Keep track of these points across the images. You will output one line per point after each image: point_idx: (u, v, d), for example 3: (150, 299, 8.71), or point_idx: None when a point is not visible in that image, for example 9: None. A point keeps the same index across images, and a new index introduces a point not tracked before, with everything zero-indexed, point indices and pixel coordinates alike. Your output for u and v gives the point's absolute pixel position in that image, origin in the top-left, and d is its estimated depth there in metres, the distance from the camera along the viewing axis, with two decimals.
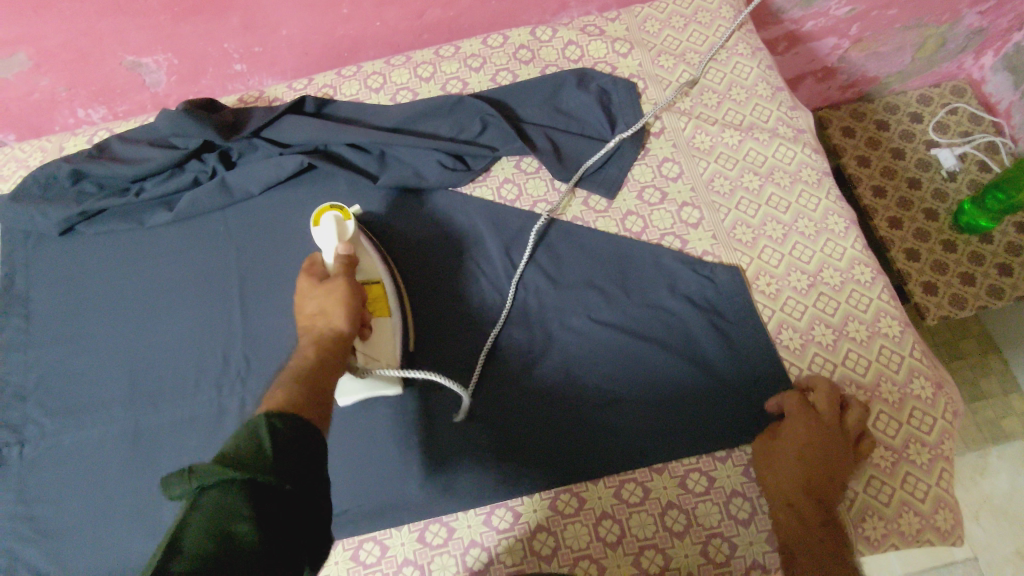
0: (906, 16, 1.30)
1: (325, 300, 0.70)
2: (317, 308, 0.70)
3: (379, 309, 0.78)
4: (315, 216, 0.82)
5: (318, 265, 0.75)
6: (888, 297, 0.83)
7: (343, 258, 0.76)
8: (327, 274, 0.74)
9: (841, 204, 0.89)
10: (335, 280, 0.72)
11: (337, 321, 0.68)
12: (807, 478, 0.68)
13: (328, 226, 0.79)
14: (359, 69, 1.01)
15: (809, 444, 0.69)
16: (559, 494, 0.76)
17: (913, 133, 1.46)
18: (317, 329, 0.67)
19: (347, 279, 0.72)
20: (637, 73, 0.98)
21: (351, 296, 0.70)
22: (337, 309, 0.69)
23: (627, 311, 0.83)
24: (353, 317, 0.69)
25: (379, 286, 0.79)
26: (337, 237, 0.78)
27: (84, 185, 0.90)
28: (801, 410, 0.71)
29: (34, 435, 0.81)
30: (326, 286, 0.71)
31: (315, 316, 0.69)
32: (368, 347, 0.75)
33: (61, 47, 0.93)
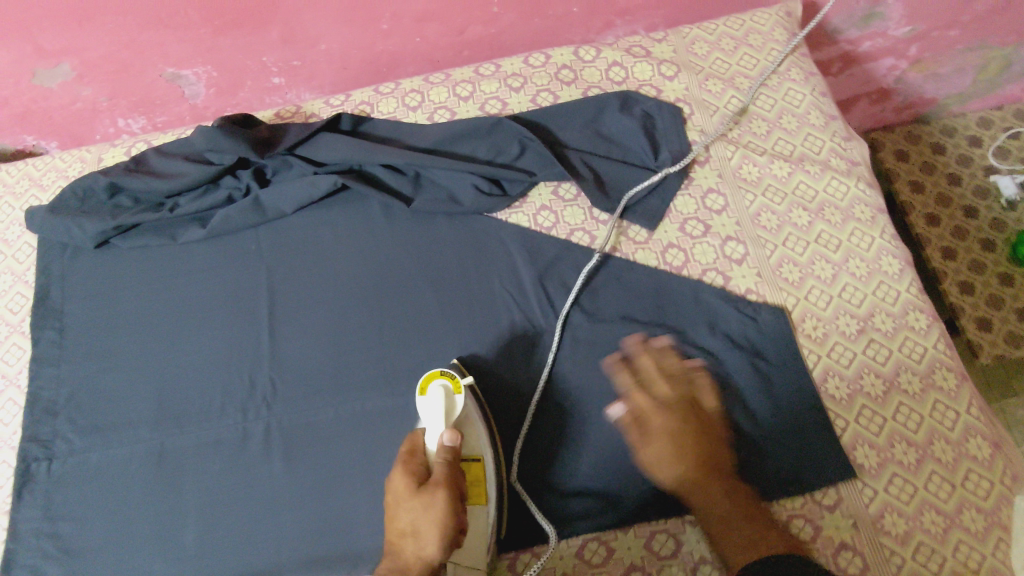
0: (969, 36, 1.24)
1: (417, 519, 0.61)
2: (410, 524, 0.62)
3: (477, 497, 0.70)
4: (423, 383, 0.75)
5: (419, 453, 0.68)
6: (943, 347, 0.78)
7: (447, 452, 0.67)
8: (427, 474, 0.65)
9: (895, 244, 0.84)
10: (434, 490, 0.62)
11: (427, 552, 0.60)
12: (691, 446, 0.66)
13: (435, 399, 0.72)
14: (397, 86, 0.99)
15: (662, 416, 0.68)
16: (587, 541, 0.73)
17: (970, 158, 1.39)
18: (407, 560, 0.61)
19: (446, 488, 0.63)
20: (684, 98, 0.95)
21: (447, 516, 0.61)
22: (432, 538, 0.60)
23: (665, 349, 0.80)
24: (444, 544, 0.60)
25: (481, 467, 0.71)
26: (443, 424, 0.70)
27: (120, 198, 0.91)
28: (660, 382, 0.72)
29: (62, 451, 0.81)
30: (424, 498, 0.62)
31: (405, 536, 0.62)
32: (462, 549, 0.68)
33: (104, 59, 0.93)
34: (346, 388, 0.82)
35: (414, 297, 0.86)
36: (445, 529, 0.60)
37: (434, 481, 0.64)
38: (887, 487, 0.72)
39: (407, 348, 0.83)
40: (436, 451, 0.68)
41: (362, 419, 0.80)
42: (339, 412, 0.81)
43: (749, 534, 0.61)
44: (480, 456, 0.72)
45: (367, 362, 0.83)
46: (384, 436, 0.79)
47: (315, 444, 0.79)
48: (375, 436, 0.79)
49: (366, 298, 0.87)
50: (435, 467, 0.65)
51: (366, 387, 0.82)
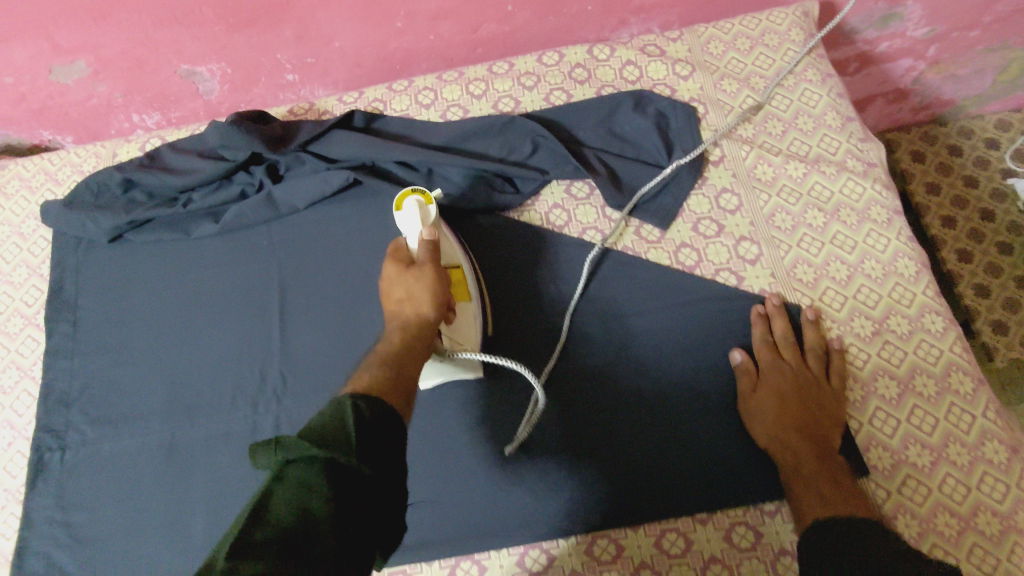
0: (990, 38, 1.22)
1: (410, 292, 0.68)
2: (405, 293, 0.69)
3: (461, 294, 0.77)
4: (398, 202, 0.77)
5: (403, 250, 0.73)
6: (960, 350, 0.77)
7: (429, 239, 0.72)
8: (413, 260, 0.72)
9: (912, 246, 0.83)
10: (422, 266, 0.70)
11: (423, 310, 0.67)
12: (788, 407, 0.73)
13: (411, 212, 0.75)
14: (410, 83, 0.99)
15: (773, 378, 0.75)
16: (596, 539, 0.73)
17: (988, 160, 1.38)
18: (404, 316, 0.67)
19: (434, 267, 0.71)
20: (698, 97, 0.94)
21: (438, 290, 0.69)
22: (425, 298, 0.68)
23: (678, 349, 0.80)
24: (439, 305, 0.68)
25: (461, 272, 0.78)
26: (422, 223, 0.74)
27: (134, 193, 0.91)
28: (788, 350, 0.78)
29: (74, 441, 0.82)
30: (415, 273, 0.70)
31: (402, 302, 0.68)
32: (453, 333, 0.75)
33: (120, 55, 0.94)
34: None
35: None
36: (436, 299, 0.68)
37: (421, 262, 0.71)
38: (900, 489, 0.71)
39: None
40: (417, 247, 0.73)
41: None
42: None
43: (818, 488, 0.67)
44: (459, 263, 0.79)
45: None
46: None
47: None
48: None
49: (378, 293, 0.86)
50: (418, 252, 0.72)
51: None
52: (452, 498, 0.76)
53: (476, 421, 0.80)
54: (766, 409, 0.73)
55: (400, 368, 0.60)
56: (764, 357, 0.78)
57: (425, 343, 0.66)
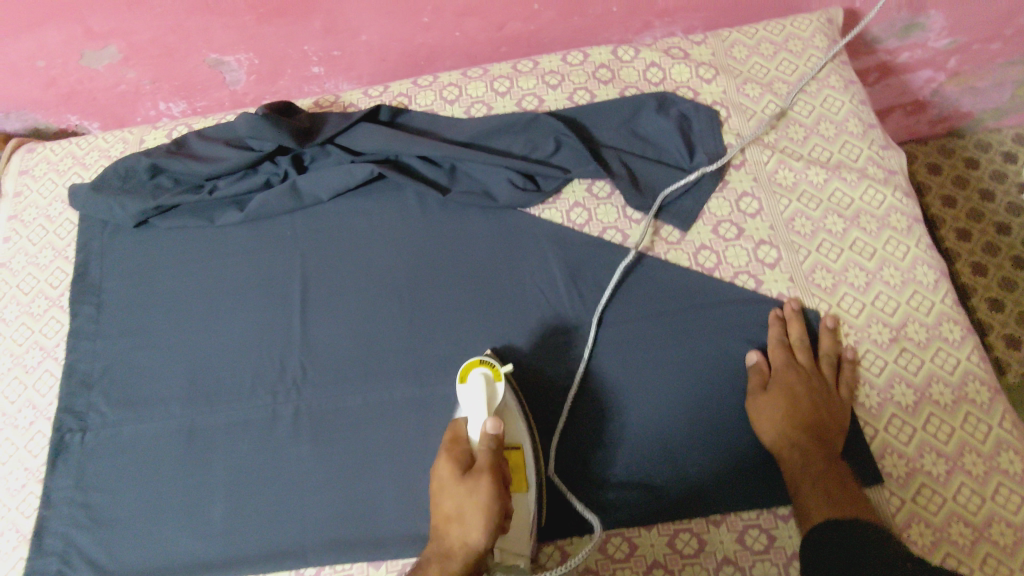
0: (1011, 50, 1.22)
1: (462, 508, 0.60)
2: (455, 511, 0.61)
3: (519, 484, 0.71)
4: (463, 373, 0.75)
5: (461, 443, 0.67)
6: (977, 359, 0.77)
7: (492, 440, 0.65)
8: (472, 463, 0.64)
9: (932, 255, 0.83)
10: (479, 479, 0.61)
11: (473, 539, 0.59)
12: (800, 407, 0.73)
13: (477, 388, 0.72)
14: (435, 79, 1.00)
15: (785, 380, 0.75)
16: (610, 536, 0.74)
17: (1005, 174, 1.39)
18: (453, 543, 0.61)
19: (493, 479, 0.61)
20: (721, 101, 0.95)
21: (494, 509, 0.60)
22: (477, 530, 0.59)
23: (697, 349, 0.81)
24: (490, 535, 0.60)
25: (521, 455, 0.72)
26: (484, 409, 0.70)
27: (160, 179, 0.92)
28: (803, 353, 0.78)
29: (95, 423, 0.83)
30: (468, 487, 0.61)
31: (451, 521, 0.61)
32: (507, 538, 0.69)
33: (150, 43, 0.95)
34: (374, 375, 0.83)
35: (446, 289, 0.87)
36: (490, 515, 0.59)
37: (479, 468, 0.62)
38: (915, 496, 0.72)
39: (439, 339, 0.84)
40: (479, 441, 0.67)
41: (390, 406, 0.81)
42: (368, 398, 0.82)
43: (825, 486, 0.67)
44: (521, 445, 0.73)
45: (397, 350, 0.84)
46: (412, 423, 0.80)
47: (344, 429, 0.80)
48: (404, 422, 0.80)
49: (399, 286, 0.87)
50: (479, 453, 0.64)
51: (395, 374, 0.83)
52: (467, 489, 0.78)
53: None
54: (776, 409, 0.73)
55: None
56: (779, 362, 0.77)
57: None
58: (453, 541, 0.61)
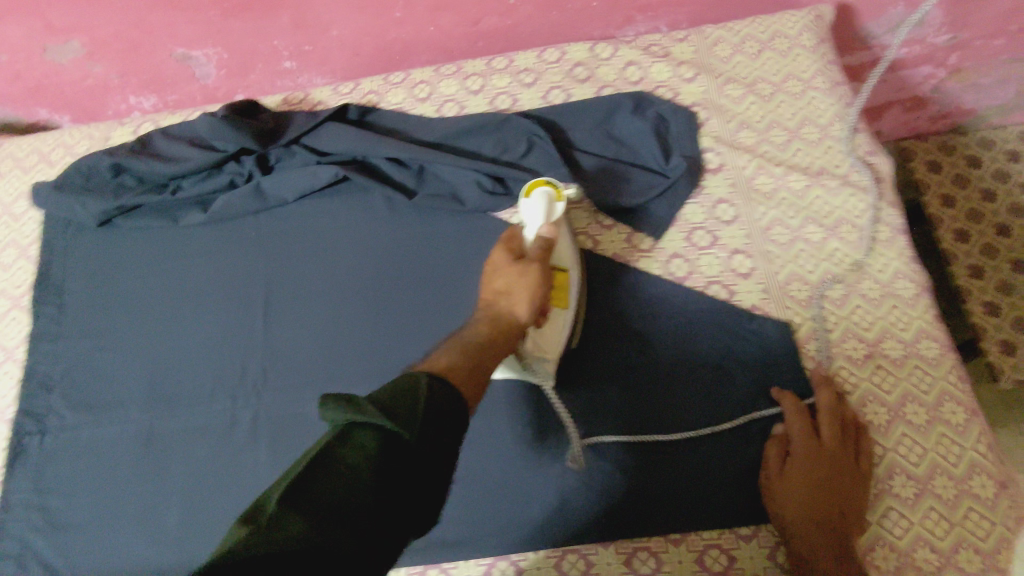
0: (1013, 47, 1.18)
1: (514, 283, 0.66)
2: (505, 284, 0.67)
3: (559, 299, 0.76)
4: (527, 189, 0.76)
5: (517, 240, 0.72)
6: (955, 378, 0.74)
7: (547, 232, 0.71)
8: (525, 253, 0.70)
9: (913, 266, 0.80)
10: (531, 261, 0.68)
11: (520, 309, 0.65)
12: (820, 486, 0.67)
13: (536, 203, 0.73)
14: (407, 76, 0.97)
15: (810, 461, 0.68)
16: (566, 553, 0.72)
17: (1007, 173, 1.33)
18: (500, 310, 0.65)
19: (542, 265, 0.68)
20: (701, 102, 0.91)
21: (539, 291, 0.66)
22: (523, 295, 0.65)
23: (665, 362, 0.79)
24: (535, 312, 0.66)
25: (565, 276, 0.77)
26: (544, 217, 0.73)
27: (124, 178, 0.90)
28: (797, 429, 0.71)
29: (54, 425, 0.82)
30: (521, 265, 0.68)
31: (501, 296, 0.66)
32: (539, 336, 0.74)
33: (115, 37, 0.93)
34: (334, 380, 0.81)
35: (411, 295, 0.85)
36: (535, 289, 0.66)
37: (532, 260, 0.69)
38: (881, 520, 0.69)
39: (402, 346, 0.82)
40: (531, 241, 0.71)
41: None
42: None
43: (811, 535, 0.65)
44: (567, 269, 0.78)
45: (359, 355, 0.82)
46: None
47: (301, 438, 0.79)
48: None
49: (364, 291, 0.86)
50: (533, 245, 0.70)
51: (356, 381, 0.81)
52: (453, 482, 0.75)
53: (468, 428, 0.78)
54: (796, 497, 0.67)
55: (481, 361, 0.59)
56: (772, 443, 0.72)
57: (511, 339, 0.64)
58: (501, 311, 0.66)
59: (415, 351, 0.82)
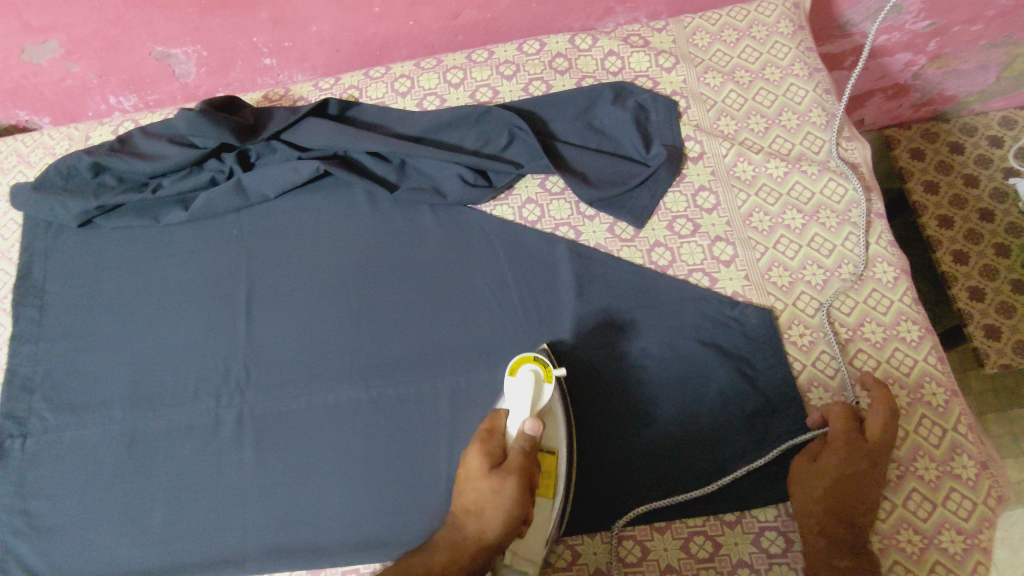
0: (992, 32, 1.19)
1: (485, 499, 0.61)
2: (475, 501, 0.62)
3: (545, 489, 0.68)
4: (514, 365, 0.71)
5: (496, 436, 0.66)
6: (935, 360, 0.75)
7: (529, 443, 0.64)
8: (503, 459, 0.64)
9: (892, 251, 0.80)
10: (507, 474, 0.61)
11: (487, 533, 0.61)
12: (846, 488, 0.65)
13: (524, 383, 0.68)
14: (387, 70, 0.97)
15: (844, 460, 0.65)
16: (552, 544, 0.72)
17: (990, 159, 1.34)
18: (467, 532, 0.62)
19: (520, 477, 0.61)
20: (681, 91, 0.91)
21: (514, 510, 0.60)
22: (494, 519, 0.60)
23: (649, 351, 0.78)
24: (505, 533, 0.61)
25: (554, 462, 0.68)
26: (527, 408, 0.67)
27: (105, 178, 0.90)
28: (841, 426, 0.67)
29: (37, 428, 0.82)
30: (495, 480, 0.61)
31: (472, 509, 0.62)
32: (523, 543, 0.66)
33: (91, 36, 0.92)
34: (319, 377, 0.81)
35: (395, 289, 0.85)
36: (504, 522, 0.60)
37: (509, 466, 0.62)
38: None
39: (386, 342, 0.82)
40: (515, 438, 0.65)
41: (334, 408, 0.79)
42: (310, 402, 0.80)
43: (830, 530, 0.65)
44: (557, 451, 0.69)
45: (343, 352, 0.82)
46: (354, 429, 0.78)
47: (284, 436, 0.79)
48: (348, 425, 0.78)
49: (347, 287, 0.86)
50: (512, 449, 0.64)
51: (340, 377, 0.81)
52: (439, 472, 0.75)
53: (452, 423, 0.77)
54: (815, 489, 0.66)
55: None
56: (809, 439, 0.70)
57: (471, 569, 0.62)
58: (469, 534, 0.62)
59: (400, 346, 0.82)
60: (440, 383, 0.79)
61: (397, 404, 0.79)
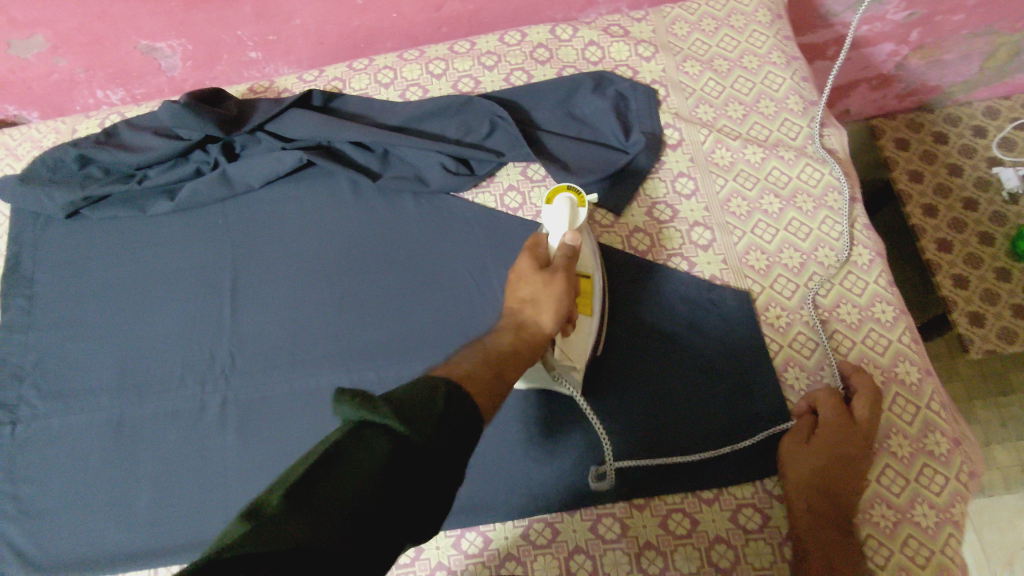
0: (973, 22, 1.20)
1: (543, 291, 0.63)
2: (528, 295, 0.64)
3: (585, 305, 0.73)
4: (548, 196, 0.74)
5: (541, 247, 0.69)
6: (909, 340, 0.76)
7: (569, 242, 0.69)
8: (550, 263, 0.67)
9: (868, 234, 0.82)
10: (554, 272, 0.66)
11: (544, 321, 0.62)
12: (835, 463, 0.66)
13: (560, 208, 0.72)
14: (370, 62, 0.98)
15: (835, 436, 0.66)
16: (532, 523, 0.73)
17: (974, 148, 1.35)
18: (524, 320, 0.62)
19: (566, 274, 0.66)
20: (660, 79, 0.93)
21: (563, 301, 0.63)
22: (548, 308, 0.62)
23: (628, 334, 0.80)
24: (559, 320, 0.63)
25: (589, 283, 0.74)
26: (567, 222, 0.71)
27: (91, 169, 0.91)
28: (832, 408, 0.68)
29: (25, 415, 0.83)
30: (544, 276, 0.65)
31: (530, 305, 0.63)
32: (565, 346, 0.71)
33: (77, 30, 0.93)
34: (303, 363, 0.82)
35: (378, 276, 0.86)
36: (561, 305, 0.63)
37: (556, 265, 0.66)
38: None
39: (370, 327, 0.83)
40: (558, 247, 0.69)
41: (318, 393, 0.80)
42: (295, 387, 0.81)
43: (817, 509, 0.65)
44: (591, 274, 0.75)
45: (327, 338, 0.83)
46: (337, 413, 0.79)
47: (269, 421, 0.80)
48: (331, 409, 0.79)
49: (332, 273, 0.87)
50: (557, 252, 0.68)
51: (324, 363, 0.82)
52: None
53: None
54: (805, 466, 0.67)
55: (504, 371, 0.55)
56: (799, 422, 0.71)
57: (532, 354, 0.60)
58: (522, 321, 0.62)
59: (384, 332, 0.83)
60: (421, 366, 0.80)
61: (380, 387, 0.80)
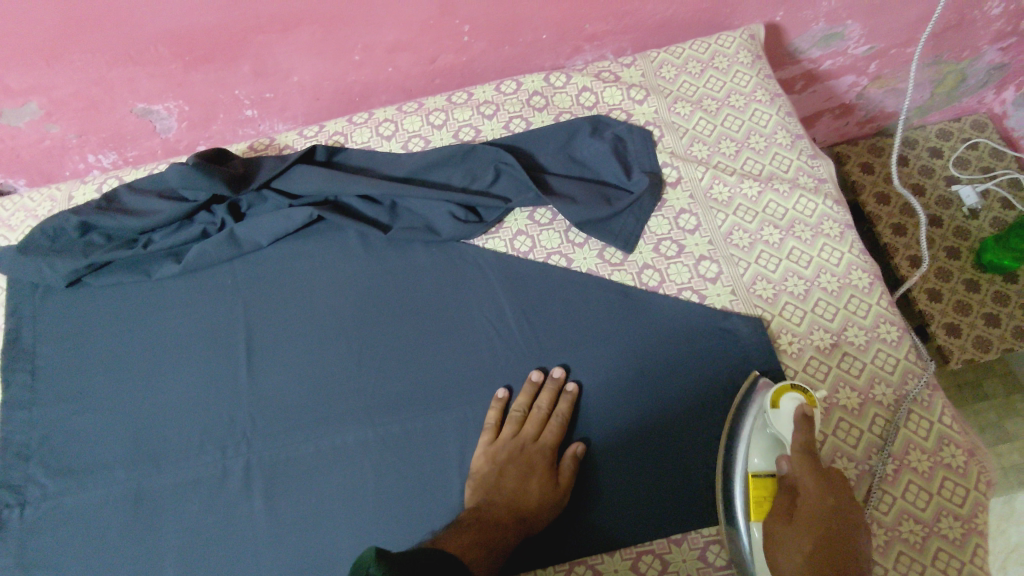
0: (925, 53, 1.29)
1: (523, 460, 0.75)
2: (513, 459, 0.75)
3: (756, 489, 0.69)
4: (774, 395, 0.72)
5: (517, 428, 0.78)
6: (914, 357, 0.80)
7: (563, 447, 0.78)
8: (522, 433, 0.77)
9: (864, 259, 0.86)
10: (535, 437, 0.77)
11: (525, 488, 0.73)
12: (825, 524, 0.63)
13: (785, 418, 0.70)
14: (370, 116, 1.00)
15: (810, 480, 0.65)
16: (574, 566, 0.72)
17: (932, 169, 1.42)
18: (503, 489, 0.73)
19: (537, 447, 0.76)
20: (653, 120, 0.97)
21: (541, 470, 0.74)
22: (527, 474, 0.74)
23: (646, 366, 0.81)
24: (537, 489, 0.73)
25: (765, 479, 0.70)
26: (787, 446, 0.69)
27: (92, 236, 0.90)
28: (807, 469, 0.66)
29: (35, 496, 0.79)
30: (521, 440, 0.77)
31: (516, 473, 0.74)
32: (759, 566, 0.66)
33: (72, 97, 0.93)
34: (327, 420, 0.81)
35: (395, 326, 0.87)
36: (549, 485, 0.74)
37: (535, 436, 0.77)
38: (866, 498, 0.73)
39: (392, 379, 0.83)
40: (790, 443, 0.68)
41: (343, 451, 0.79)
42: (320, 446, 0.80)
43: None
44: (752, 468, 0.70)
45: (349, 393, 0.83)
46: (368, 469, 0.78)
47: (296, 483, 0.78)
48: (360, 465, 0.78)
49: (350, 325, 0.87)
50: (563, 462, 0.75)
51: (349, 417, 0.81)
52: (453, 502, 0.76)
53: (465, 456, 0.78)
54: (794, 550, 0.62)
55: (481, 532, 0.69)
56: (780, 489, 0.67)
57: (510, 516, 0.71)
58: (507, 495, 0.73)
59: (408, 386, 0.83)
60: (448, 416, 0.81)
61: (407, 439, 0.80)
